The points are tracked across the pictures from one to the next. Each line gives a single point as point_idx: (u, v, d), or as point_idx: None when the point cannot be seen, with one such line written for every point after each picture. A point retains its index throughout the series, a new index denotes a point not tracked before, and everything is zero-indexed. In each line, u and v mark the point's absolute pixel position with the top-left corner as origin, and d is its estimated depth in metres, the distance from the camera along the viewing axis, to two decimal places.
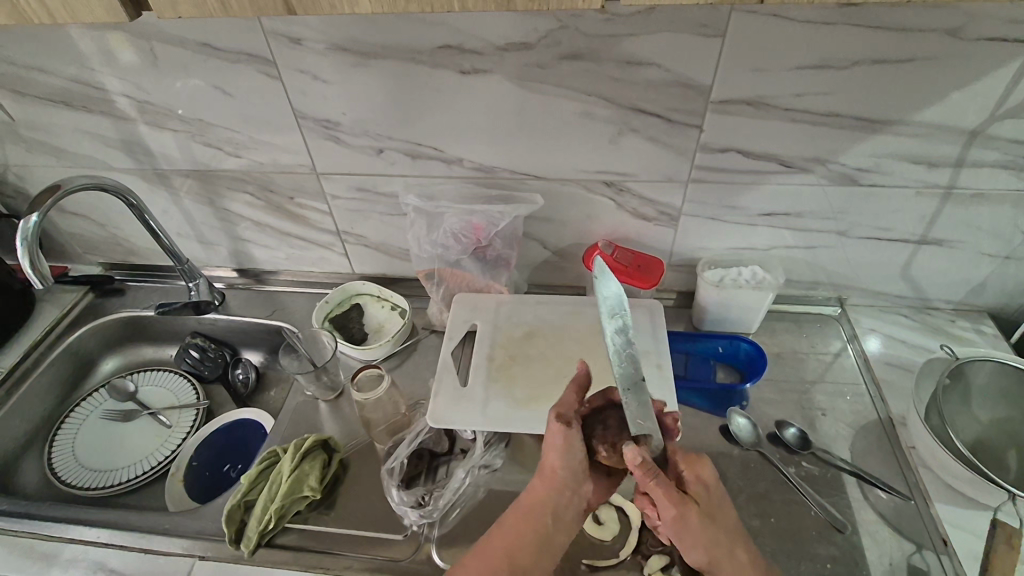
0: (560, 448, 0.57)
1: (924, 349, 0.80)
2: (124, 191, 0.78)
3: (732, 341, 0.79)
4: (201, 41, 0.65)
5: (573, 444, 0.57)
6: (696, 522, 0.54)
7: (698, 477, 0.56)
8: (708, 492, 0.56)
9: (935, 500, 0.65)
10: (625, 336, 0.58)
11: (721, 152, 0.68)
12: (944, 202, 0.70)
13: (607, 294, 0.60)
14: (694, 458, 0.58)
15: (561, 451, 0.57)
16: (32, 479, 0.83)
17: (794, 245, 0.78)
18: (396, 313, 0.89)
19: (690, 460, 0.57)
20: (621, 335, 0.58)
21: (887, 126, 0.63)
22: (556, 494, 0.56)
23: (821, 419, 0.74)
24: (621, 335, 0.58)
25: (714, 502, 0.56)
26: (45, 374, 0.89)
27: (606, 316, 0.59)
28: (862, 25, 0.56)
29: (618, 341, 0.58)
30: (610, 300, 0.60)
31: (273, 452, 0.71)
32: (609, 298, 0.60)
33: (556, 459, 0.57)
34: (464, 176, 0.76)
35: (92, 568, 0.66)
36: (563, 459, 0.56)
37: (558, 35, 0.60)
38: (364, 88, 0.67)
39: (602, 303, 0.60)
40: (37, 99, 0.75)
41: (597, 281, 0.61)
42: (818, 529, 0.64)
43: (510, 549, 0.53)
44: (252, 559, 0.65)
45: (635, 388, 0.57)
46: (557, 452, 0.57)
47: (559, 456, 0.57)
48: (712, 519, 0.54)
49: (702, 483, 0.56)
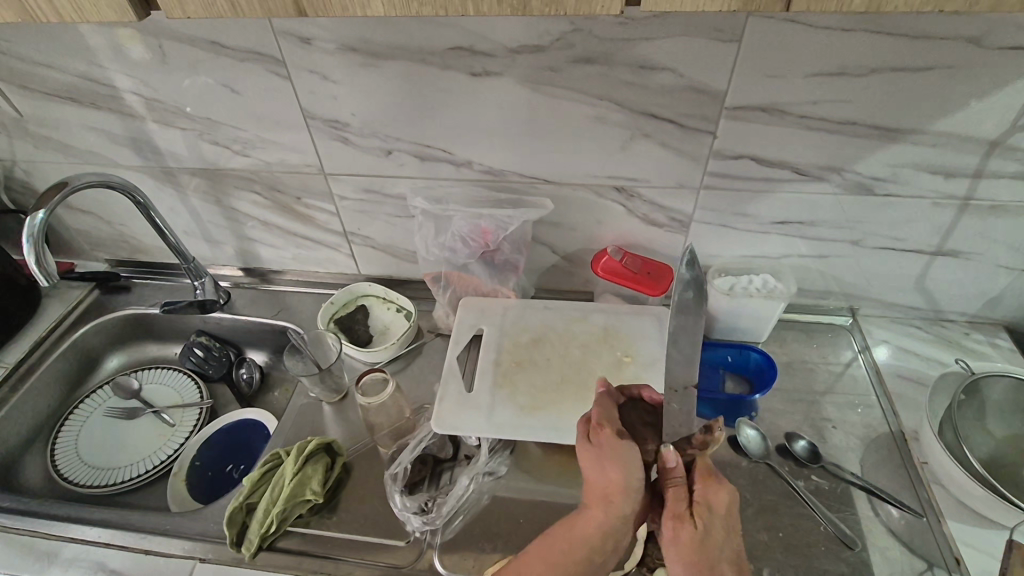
0: (616, 468, 0.54)
1: (937, 362, 0.79)
2: (132, 189, 0.77)
3: (742, 351, 0.77)
4: (211, 39, 0.65)
5: (630, 461, 0.54)
6: (691, 538, 0.53)
7: (709, 498, 0.54)
8: (714, 515, 0.54)
9: (947, 517, 0.64)
10: (689, 338, 0.58)
11: (734, 158, 0.67)
12: (961, 213, 0.68)
13: (686, 286, 0.60)
14: (712, 477, 0.55)
15: (619, 470, 0.54)
16: (34, 477, 0.83)
17: (806, 254, 0.77)
18: (401, 315, 0.89)
19: (706, 478, 0.55)
20: (685, 334, 0.59)
21: (904, 135, 0.62)
22: (613, 513, 0.54)
23: (831, 432, 0.73)
24: (686, 335, 0.58)
25: (719, 526, 0.54)
26: (48, 370, 0.88)
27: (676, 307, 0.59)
28: (881, 32, 0.55)
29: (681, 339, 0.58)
30: (687, 293, 0.60)
31: (274, 455, 0.70)
32: (687, 291, 0.60)
33: (609, 475, 0.55)
34: (473, 179, 0.75)
35: (93, 569, 0.65)
36: (620, 478, 0.54)
37: (570, 38, 0.59)
38: (374, 89, 0.67)
39: (678, 294, 0.60)
40: (45, 94, 0.75)
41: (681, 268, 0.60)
42: (826, 543, 0.63)
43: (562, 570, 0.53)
44: (253, 563, 0.65)
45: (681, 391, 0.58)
46: (612, 468, 0.55)
47: (616, 475, 0.54)
48: (710, 542, 0.53)
49: (713, 506, 0.54)
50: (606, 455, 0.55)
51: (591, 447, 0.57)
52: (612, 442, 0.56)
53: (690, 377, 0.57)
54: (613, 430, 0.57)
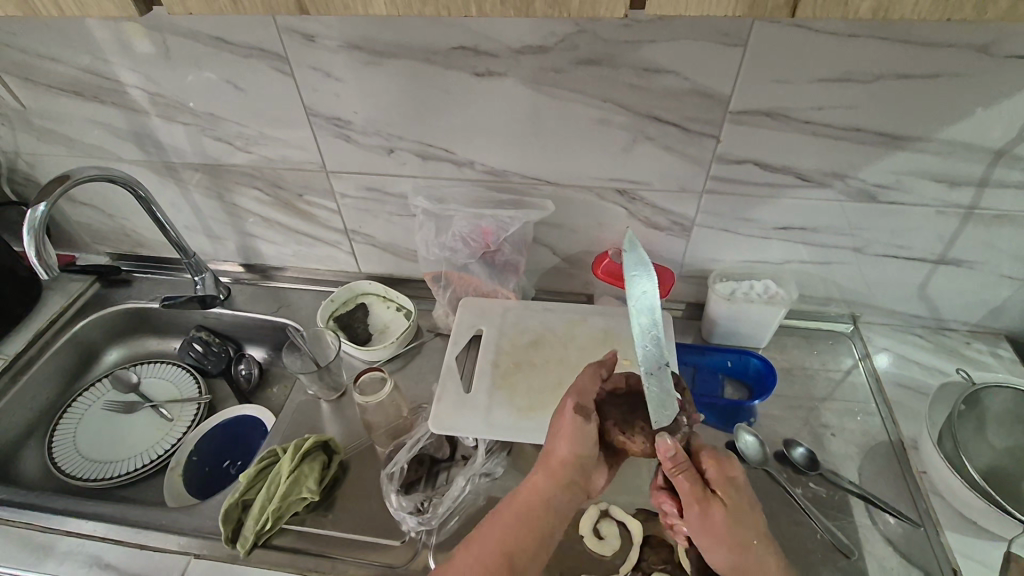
0: (569, 439, 0.56)
1: (938, 370, 0.78)
2: (133, 183, 0.77)
3: (741, 356, 0.78)
4: (214, 34, 0.65)
5: (582, 433, 0.57)
6: (722, 518, 0.54)
7: (725, 474, 0.56)
8: (738, 493, 0.55)
9: (946, 527, 0.64)
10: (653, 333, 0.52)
11: (738, 163, 0.67)
12: (965, 223, 0.68)
13: (640, 282, 0.51)
14: (722, 456, 0.57)
15: (569, 440, 0.56)
16: (32, 469, 0.83)
17: (808, 260, 0.77)
18: (401, 313, 0.88)
19: (716, 459, 0.57)
20: (648, 327, 0.51)
21: (910, 143, 0.62)
22: (557, 486, 0.56)
23: (830, 439, 0.73)
24: (646, 327, 0.51)
25: (743, 503, 0.55)
26: (47, 363, 0.88)
27: (637, 308, 0.51)
28: (888, 39, 0.54)
29: (643, 331, 0.51)
30: (645, 287, 0.51)
31: (273, 452, 0.70)
32: (644, 283, 0.51)
33: (560, 449, 0.57)
34: (475, 179, 0.75)
35: (88, 562, 0.66)
36: (568, 451, 0.56)
37: (575, 40, 0.59)
38: (376, 87, 0.67)
39: (634, 292, 0.51)
40: (49, 86, 0.75)
41: (629, 267, 0.50)
42: (823, 552, 0.63)
43: (507, 541, 0.53)
44: (247, 560, 0.65)
45: (659, 371, 0.55)
46: (563, 437, 0.57)
47: (567, 447, 0.56)
48: (739, 520, 0.54)
49: (731, 481, 0.56)
50: (562, 427, 0.58)
51: (554, 418, 0.59)
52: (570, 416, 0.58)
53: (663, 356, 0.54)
54: (573, 404, 0.59)
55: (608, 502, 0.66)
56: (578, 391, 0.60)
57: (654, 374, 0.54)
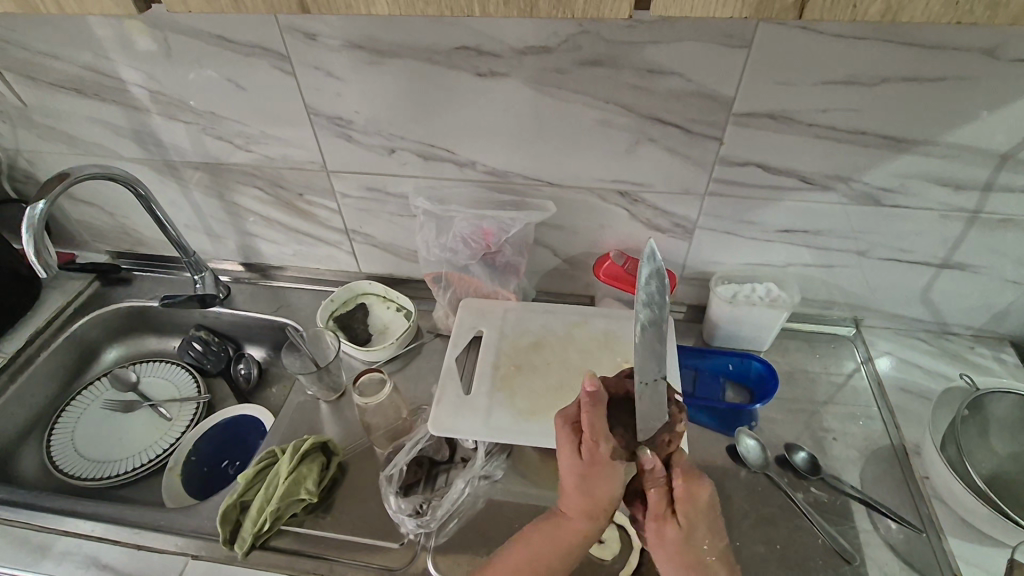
0: (609, 482, 0.55)
1: (941, 375, 0.78)
2: (133, 181, 0.77)
3: (743, 358, 0.77)
4: (215, 32, 0.64)
5: (621, 475, 0.55)
6: (675, 537, 0.54)
7: (690, 495, 0.53)
8: (696, 513, 0.53)
9: (949, 534, 0.63)
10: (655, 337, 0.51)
11: (741, 165, 0.66)
12: (969, 227, 0.68)
13: (649, 279, 0.51)
14: (692, 476, 0.53)
15: (610, 485, 0.55)
16: (30, 469, 0.83)
17: (811, 263, 0.76)
18: (401, 314, 0.88)
19: (686, 477, 0.53)
20: (653, 334, 0.51)
21: (915, 146, 0.61)
22: (595, 523, 0.56)
23: (831, 443, 0.72)
24: (650, 333, 0.51)
25: (700, 523, 0.54)
26: (46, 362, 0.88)
27: (642, 302, 0.51)
28: (894, 41, 0.54)
29: (646, 337, 0.51)
30: (651, 286, 0.51)
31: (271, 453, 0.70)
32: (652, 285, 0.51)
33: (599, 491, 0.55)
34: (476, 180, 0.74)
35: (85, 563, 0.65)
36: (608, 493, 0.55)
37: (578, 40, 0.58)
38: (377, 87, 0.66)
39: (642, 289, 0.51)
40: (49, 84, 0.75)
41: (642, 263, 0.50)
42: (824, 557, 0.62)
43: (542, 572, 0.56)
44: (245, 561, 0.64)
45: (652, 382, 0.53)
46: (602, 482, 0.55)
47: (606, 488, 0.55)
48: (693, 539, 0.54)
49: (694, 503, 0.53)
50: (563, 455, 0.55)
51: (581, 460, 0.54)
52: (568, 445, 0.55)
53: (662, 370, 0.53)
54: (605, 448, 0.54)
55: None
56: (591, 432, 0.53)
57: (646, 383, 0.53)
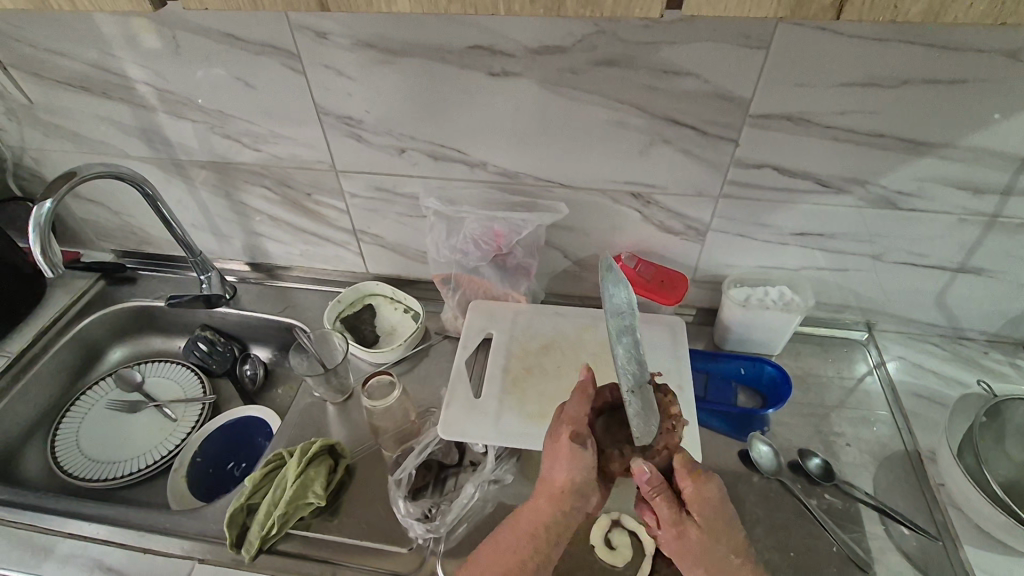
0: (565, 466, 0.53)
1: (954, 380, 0.77)
2: (140, 180, 0.76)
3: (755, 362, 0.76)
4: (224, 31, 0.64)
5: (578, 464, 0.53)
6: (696, 541, 0.52)
7: (699, 494, 0.52)
8: (711, 511, 0.53)
9: (965, 542, 0.62)
10: (631, 341, 0.51)
11: (756, 167, 0.65)
12: (987, 231, 0.67)
13: (615, 290, 0.51)
14: (699, 475, 0.53)
15: (566, 472, 0.53)
16: (34, 469, 0.82)
17: (824, 267, 0.75)
18: (409, 315, 0.88)
19: (693, 477, 0.53)
20: (625, 323, 0.51)
21: (934, 149, 0.60)
22: (560, 512, 0.53)
23: (844, 449, 0.72)
24: (623, 325, 0.51)
25: (717, 522, 0.53)
26: (51, 361, 0.87)
27: (613, 313, 0.50)
28: (915, 43, 0.53)
29: (621, 328, 0.50)
30: (618, 296, 0.51)
31: (278, 455, 0.69)
32: (613, 285, 0.51)
33: (558, 476, 0.53)
34: (487, 180, 0.73)
35: (89, 566, 0.64)
36: (567, 480, 0.53)
37: (593, 40, 0.58)
38: (388, 86, 0.65)
39: (609, 300, 0.50)
40: (57, 82, 0.74)
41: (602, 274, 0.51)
42: (838, 565, 0.61)
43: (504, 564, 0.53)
44: (251, 565, 0.64)
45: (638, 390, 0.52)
46: (561, 468, 0.53)
47: (564, 473, 0.53)
48: (716, 540, 0.52)
49: (707, 501, 0.53)
50: (559, 457, 0.54)
51: (550, 445, 0.56)
52: (566, 445, 0.53)
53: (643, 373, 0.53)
54: (567, 433, 0.54)
55: (620, 512, 0.64)
56: (568, 416, 0.56)
57: (633, 394, 0.51)
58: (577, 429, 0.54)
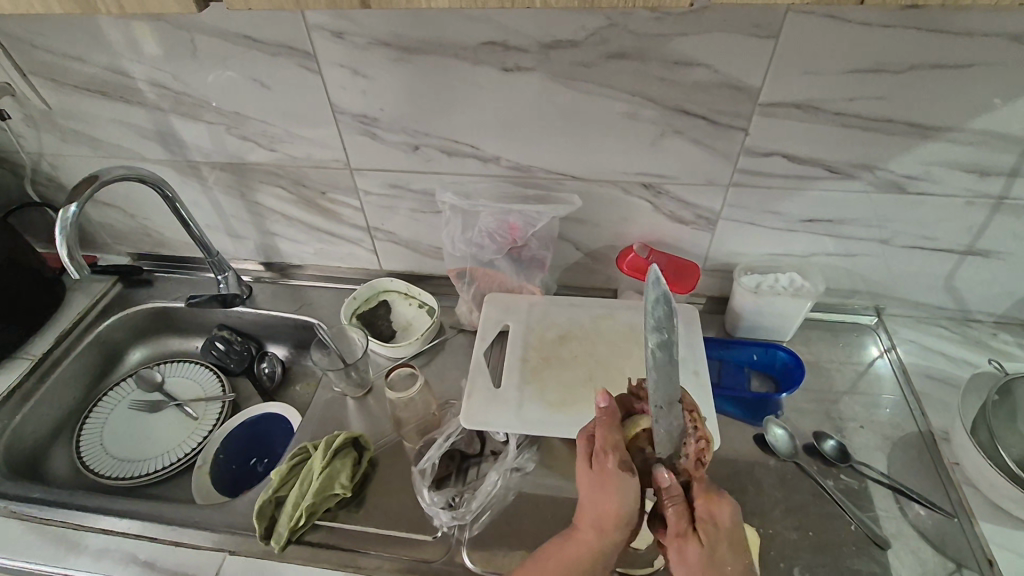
0: (615, 496, 0.53)
1: (963, 361, 0.78)
2: (160, 182, 0.78)
3: (767, 349, 0.78)
4: (243, 33, 0.65)
5: (628, 494, 0.53)
6: (698, 557, 0.51)
7: (712, 514, 0.53)
8: (718, 531, 0.52)
9: (979, 517, 0.64)
10: (667, 354, 0.52)
11: (765, 155, 0.67)
12: (994, 213, 0.68)
13: (656, 304, 0.52)
14: (713, 494, 0.53)
15: (617, 501, 0.53)
16: (61, 469, 0.84)
17: (834, 253, 0.76)
18: (424, 311, 0.89)
19: (708, 495, 0.53)
20: (663, 352, 0.52)
21: (941, 133, 0.62)
22: (606, 542, 0.54)
23: (858, 432, 0.73)
24: (662, 354, 0.52)
25: (724, 542, 0.52)
26: (74, 363, 0.89)
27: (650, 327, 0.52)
28: (921, 28, 0.54)
29: (658, 357, 0.52)
30: (659, 311, 0.52)
31: (303, 448, 0.71)
32: (658, 310, 0.52)
33: (606, 505, 0.54)
34: (500, 175, 0.75)
35: (123, 560, 0.66)
36: (616, 509, 0.53)
37: (606, 34, 0.59)
38: (403, 83, 0.67)
39: (649, 313, 0.52)
40: (75, 87, 0.75)
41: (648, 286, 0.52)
42: (857, 544, 0.62)
43: None
44: (281, 556, 0.65)
45: (667, 407, 0.53)
46: (608, 497, 0.54)
47: (613, 503, 0.53)
48: (718, 561, 0.51)
49: (717, 523, 0.52)
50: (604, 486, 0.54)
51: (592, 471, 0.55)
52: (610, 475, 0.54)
53: (675, 393, 0.53)
54: (613, 463, 0.54)
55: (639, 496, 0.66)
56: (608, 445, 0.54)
57: (660, 411, 0.53)
58: (622, 457, 0.54)
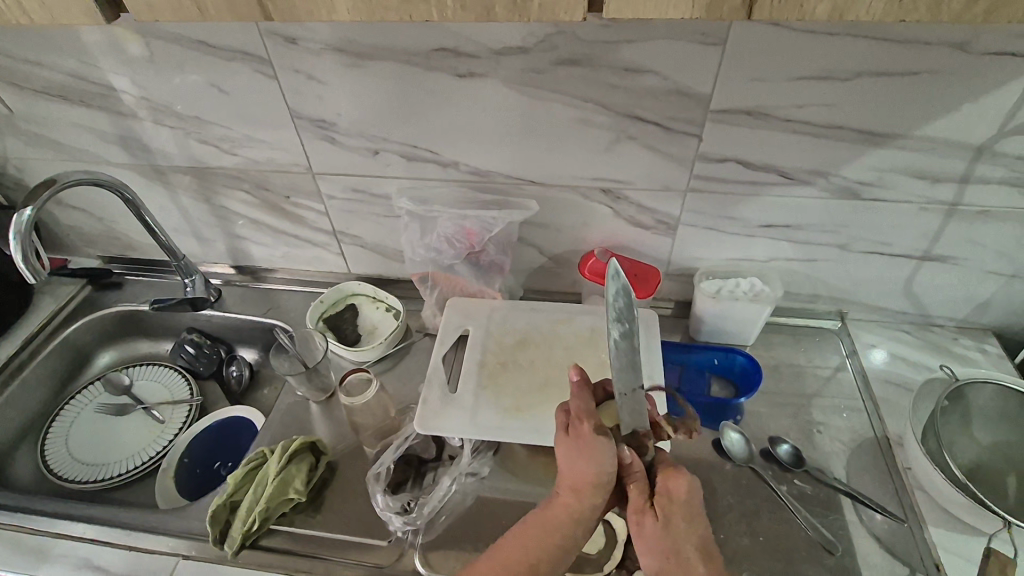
0: (589, 458, 0.53)
1: (923, 366, 0.79)
2: (121, 187, 0.78)
3: (727, 354, 0.77)
4: (197, 39, 0.65)
5: (603, 456, 0.53)
6: (653, 530, 0.52)
7: (669, 487, 0.54)
8: (674, 505, 0.53)
9: (929, 523, 0.64)
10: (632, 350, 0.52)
11: (719, 161, 0.67)
12: (949, 219, 0.68)
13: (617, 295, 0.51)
14: (671, 469, 0.55)
15: (592, 463, 0.52)
16: (26, 472, 0.84)
17: (795, 258, 0.77)
18: (390, 314, 0.89)
19: (666, 470, 0.55)
20: (624, 339, 0.52)
21: (892, 140, 0.62)
22: (585, 505, 0.53)
23: (817, 436, 0.73)
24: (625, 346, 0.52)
25: (679, 514, 0.53)
26: (41, 366, 0.89)
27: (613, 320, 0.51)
28: (864, 36, 0.54)
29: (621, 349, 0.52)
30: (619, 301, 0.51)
31: (261, 453, 0.71)
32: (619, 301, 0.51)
33: (583, 469, 0.53)
34: (459, 180, 0.75)
35: (77, 565, 0.66)
36: (591, 472, 0.52)
37: (554, 40, 0.59)
38: (358, 89, 0.67)
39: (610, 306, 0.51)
40: (34, 91, 0.75)
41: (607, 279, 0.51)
42: (808, 549, 0.63)
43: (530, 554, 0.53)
44: (235, 561, 0.65)
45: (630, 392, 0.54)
46: (581, 461, 0.53)
47: (590, 467, 0.53)
48: (672, 532, 0.52)
49: (672, 496, 0.53)
50: (580, 445, 0.54)
51: (568, 440, 0.55)
52: (586, 432, 0.54)
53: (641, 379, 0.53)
54: (588, 424, 0.54)
55: None
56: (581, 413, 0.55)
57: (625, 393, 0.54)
58: (596, 422, 0.55)
